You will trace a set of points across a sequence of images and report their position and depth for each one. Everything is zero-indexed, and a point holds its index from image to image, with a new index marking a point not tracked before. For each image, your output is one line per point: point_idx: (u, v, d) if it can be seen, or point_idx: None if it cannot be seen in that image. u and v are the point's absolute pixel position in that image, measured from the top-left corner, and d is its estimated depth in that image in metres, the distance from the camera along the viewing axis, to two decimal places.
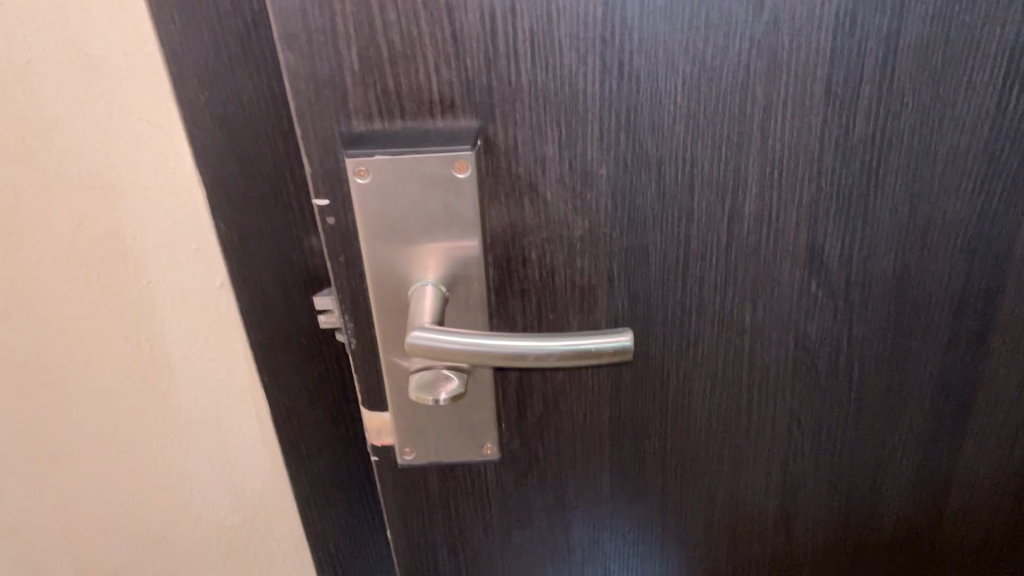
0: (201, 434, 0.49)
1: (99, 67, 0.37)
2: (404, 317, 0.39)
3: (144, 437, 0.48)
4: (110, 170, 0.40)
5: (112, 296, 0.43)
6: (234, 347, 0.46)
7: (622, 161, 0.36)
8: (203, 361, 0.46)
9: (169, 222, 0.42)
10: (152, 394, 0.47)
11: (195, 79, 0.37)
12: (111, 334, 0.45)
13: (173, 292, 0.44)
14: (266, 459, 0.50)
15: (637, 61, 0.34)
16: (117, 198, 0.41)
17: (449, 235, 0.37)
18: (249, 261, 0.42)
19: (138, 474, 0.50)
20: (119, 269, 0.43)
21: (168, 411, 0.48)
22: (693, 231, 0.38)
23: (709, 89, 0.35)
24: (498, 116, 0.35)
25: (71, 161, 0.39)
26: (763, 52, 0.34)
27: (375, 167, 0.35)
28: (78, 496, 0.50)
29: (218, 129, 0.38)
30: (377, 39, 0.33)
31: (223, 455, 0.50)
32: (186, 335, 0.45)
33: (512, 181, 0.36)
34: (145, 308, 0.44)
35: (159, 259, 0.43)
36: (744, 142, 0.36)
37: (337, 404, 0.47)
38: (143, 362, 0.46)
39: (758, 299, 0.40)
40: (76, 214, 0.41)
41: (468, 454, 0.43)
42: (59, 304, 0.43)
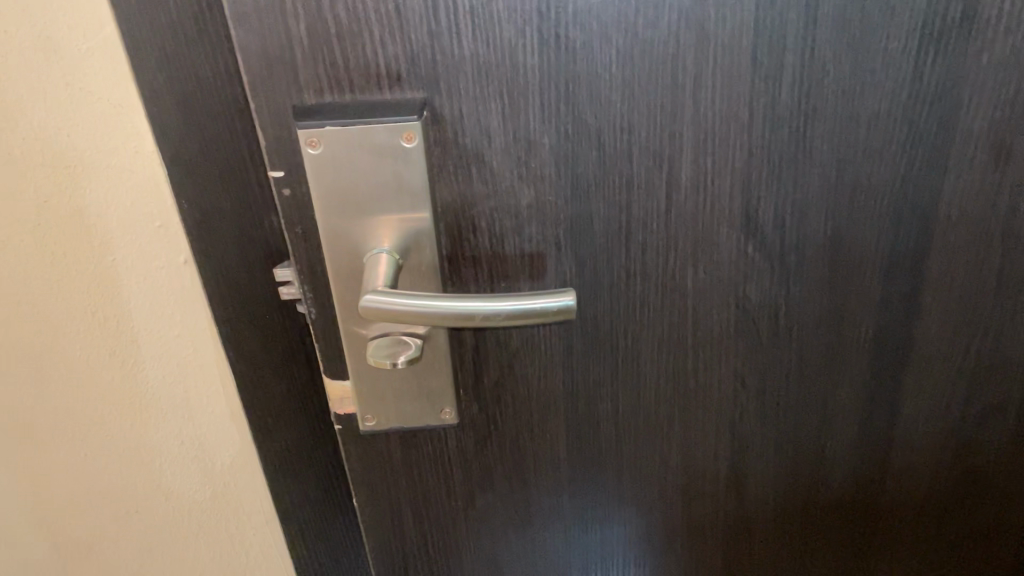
0: (171, 409, 0.50)
1: (61, 50, 0.39)
2: (359, 285, 0.40)
3: (115, 413, 0.50)
4: (74, 151, 0.41)
5: (79, 274, 0.45)
6: (199, 323, 0.47)
7: (563, 131, 0.38)
8: (170, 337, 0.48)
9: (132, 201, 0.43)
10: (122, 370, 0.48)
11: (154, 59, 0.38)
12: (79, 312, 0.46)
13: (138, 270, 0.45)
14: (235, 433, 0.51)
15: (572, 33, 0.36)
16: (81, 178, 0.42)
17: (401, 205, 0.38)
18: (211, 238, 0.43)
19: (110, 449, 0.51)
20: (85, 248, 0.44)
21: (137, 387, 0.49)
22: (634, 198, 0.40)
23: (642, 60, 0.36)
24: (443, 88, 0.36)
25: (36, 141, 0.41)
26: (691, 22, 0.36)
27: (325, 138, 0.36)
28: (52, 472, 0.52)
29: (177, 108, 0.40)
30: (324, 15, 0.34)
31: (193, 430, 0.51)
32: (152, 312, 0.46)
33: (459, 152, 0.38)
34: (111, 286, 0.45)
35: (124, 237, 0.44)
36: (677, 111, 0.38)
37: (302, 377, 0.48)
38: (111, 340, 0.47)
39: (698, 263, 0.42)
40: (42, 193, 0.42)
41: (427, 419, 0.45)
42: (27, 283, 0.45)
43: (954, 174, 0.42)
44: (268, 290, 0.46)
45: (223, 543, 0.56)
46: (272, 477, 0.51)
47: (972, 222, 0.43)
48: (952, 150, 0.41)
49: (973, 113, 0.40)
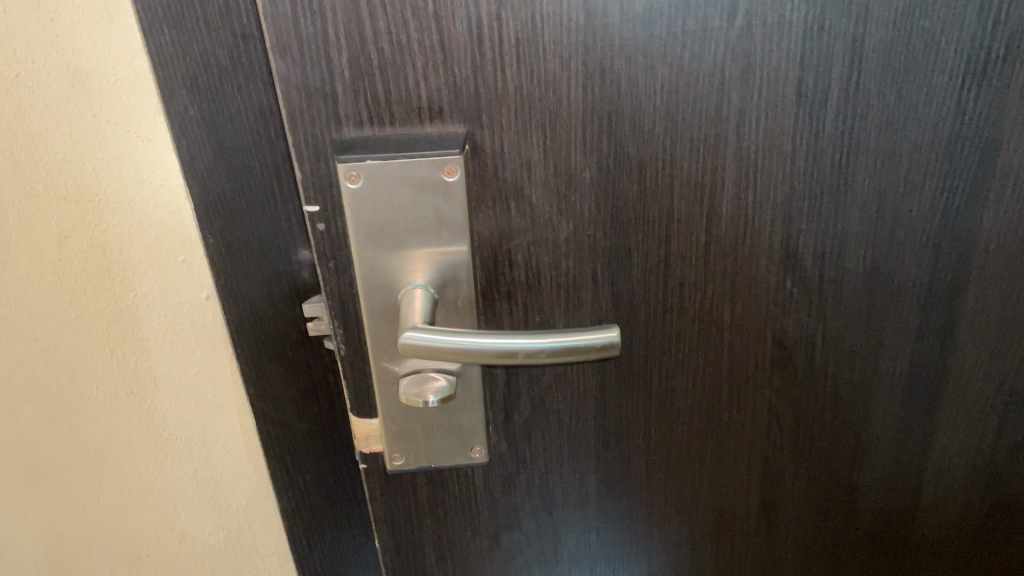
0: (187, 449, 0.49)
1: (88, 81, 0.38)
2: (393, 320, 0.40)
3: (129, 453, 0.48)
4: (98, 184, 0.40)
5: (98, 310, 0.43)
6: (220, 359, 0.46)
7: (605, 164, 0.37)
8: (190, 374, 0.46)
9: (156, 235, 0.42)
10: (138, 409, 0.47)
11: (184, 91, 0.37)
12: (97, 348, 0.45)
13: (160, 306, 0.44)
14: (251, 475, 0.50)
15: (618, 67, 0.35)
16: (104, 211, 0.41)
17: (439, 239, 0.38)
18: (236, 274, 0.42)
19: (123, 491, 0.50)
20: (106, 283, 0.43)
21: (153, 426, 0.48)
22: (673, 231, 0.39)
23: (688, 94, 0.36)
24: (485, 121, 0.36)
25: (60, 173, 0.40)
26: (737, 56, 0.35)
27: (366, 171, 0.35)
28: (65, 509, 0.51)
29: (207, 141, 0.39)
30: (367, 48, 0.34)
31: (209, 471, 0.49)
32: (171, 348, 0.45)
33: (499, 185, 0.38)
34: (132, 322, 0.44)
35: (146, 272, 0.43)
36: (721, 145, 0.37)
37: (326, 415, 0.47)
38: (129, 377, 0.46)
39: (737, 297, 0.42)
40: (64, 228, 0.41)
41: (458, 458, 0.44)
42: (44, 318, 0.44)
43: (992, 208, 0.41)
44: (293, 327, 0.44)
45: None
46: (289, 517, 0.50)
47: (1010, 255, 0.43)
48: (992, 184, 0.41)
49: (1013, 147, 0.40)
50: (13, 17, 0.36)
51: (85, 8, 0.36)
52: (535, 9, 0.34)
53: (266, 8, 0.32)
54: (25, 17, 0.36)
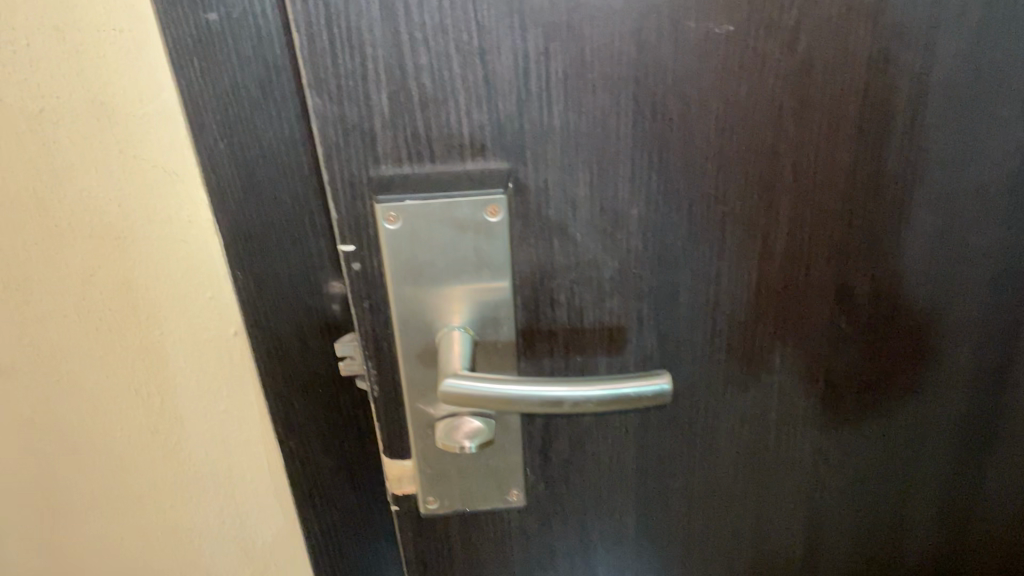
0: (212, 487, 0.47)
1: (115, 115, 0.36)
2: (430, 362, 0.38)
3: (154, 490, 0.48)
4: (124, 220, 0.39)
5: (123, 348, 0.42)
6: (247, 397, 0.44)
7: (654, 201, 0.36)
8: (216, 412, 0.45)
9: (183, 272, 0.40)
10: (163, 447, 0.46)
11: (214, 125, 0.36)
12: (122, 386, 0.44)
13: (186, 344, 0.42)
14: (278, 513, 0.48)
15: (670, 101, 0.33)
16: (131, 249, 0.39)
17: (479, 279, 0.36)
18: (265, 309, 0.40)
19: (148, 526, 0.49)
20: (131, 321, 0.41)
21: (178, 463, 0.46)
22: (723, 269, 0.38)
23: (743, 128, 0.34)
24: (529, 158, 0.34)
25: (85, 210, 0.38)
26: (796, 90, 0.34)
27: (405, 212, 0.34)
28: (90, 543, 0.50)
29: (237, 174, 0.37)
30: (408, 83, 0.32)
31: (235, 509, 0.48)
32: (197, 386, 0.44)
33: (542, 223, 0.36)
34: (158, 360, 0.43)
35: (172, 310, 0.41)
36: (776, 181, 0.36)
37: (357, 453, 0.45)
38: (153, 415, 0.45)
39: (787, 335, 0.40)
40: (88, 266, 0.40)
41: (494, 501, 0.43)
42: (68, 357, 0.42)
43: None
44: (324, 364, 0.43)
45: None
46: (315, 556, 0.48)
47: None
48: None
49: None
50: (38, 51, 0.35)
51: (112, 42, 0.35)
52: (585, 42, 0.32)
53: (304, 42, 0.31)
54: (51, 51, 0.35)
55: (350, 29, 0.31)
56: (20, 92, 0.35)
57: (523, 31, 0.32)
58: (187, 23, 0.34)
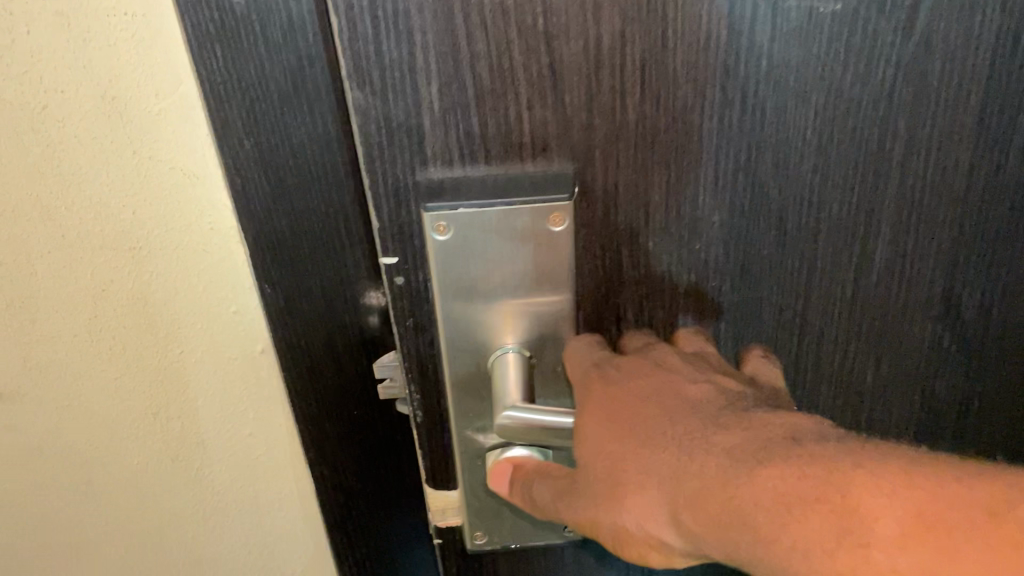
0: (238, 512, 0.44)
1: (127, 112, 0.32)
2: (480, 388, 0.34)
3: (177, 515, 0.44)
4: (139, 229, 0.35)
5: (140, 366, 0.39)
6: (275, 419, 0.41)
7: (739, 207, 0.31)
8: (242, 434, 0.41)
9: (205, 284, 0.36)
10: (186, 471, 0.42)
11: (239, 122, 0.32)
12: (141, 406, 0.40)
13: (209, 362, 0.39)
14: (308, 537, 0.45)
15: (763, 92, 0.29)
16: (147, 260, 0.35)
17: (539, 293, 0.32)
18: (295, 322, 0.37)
19: (171, 552, 0.46)
20: (150, 337, 0.38)
21: (202, 486, 0.43)
22: (814, 282, 0.33)
23: (845, 123, 0.30)
24: (598, 158, 0.30)
25: (96, 218, 0.34)
26: (909, 79, 0.29)
27: (457, 222, 0.30)
28: (107, 569, 0.47)
29: (264, 177, 0.33)
30: (462, 73, 0.28)
31: (263, 533, 0.45)
32: (222, 408, 0.40)
33: (610, 232, 0.32)
34: (179, 378, 0.39)
35: (194, 327, 0.38)
36: (881, 184, 0.31)
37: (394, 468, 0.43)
38: (175, 437, 0.41)
39: (883, 356, 0.35)
40: (101, 279, 0.36)
41: (549, 536, 0.38)
42: (82, 375, 0.39)
43: None
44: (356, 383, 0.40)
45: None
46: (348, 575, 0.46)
47: None
48: None
49: None
50: (40, 37, 0.30)
51: (123, 30, 0.30)
52: (668, 24, 0.27)
53: (343, 27, 0.27)
54: (54, 37, 0.30)
55: (398, 12, 0.27)
56: (19, 86, 0.31)
57: (596, 13, 0.27)
58: (208, 8, 0.29)
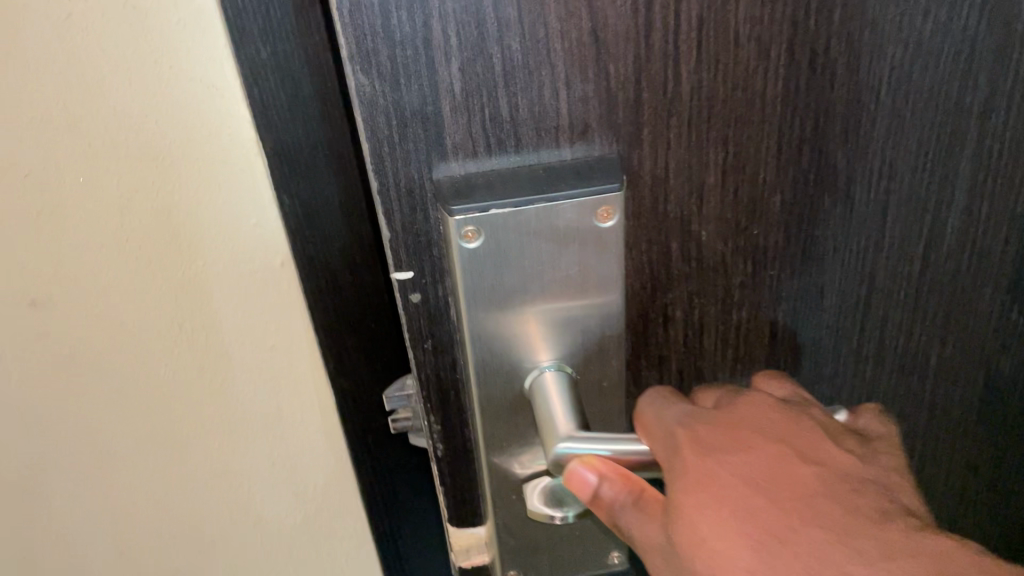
0: (267, 445, 0.40)
1: (147, 22, 0.29)
2: (514, 412, 0.29)
3: (199, 455, 0.40)
4: (158, 136, 0.31)
5: (163, 285, 0.34)
6: (299, 357, 0.37)
7: (802, 182, 0.27)
8: (265, 372, 0.38)
9: (227, 198, 0.32)
10: (211, 400, 0.38)
11: (255, 30, 0.28)
12: (156, 348, 0.36)
13: (230, 292, 0.35)
14: (339, 467, 0.41)
15: (835, 48, 0.25)
16: (163, 177, 0.32)
17: (584, 299, 0.27)
18: (315, 253, 0.33)
19: (196, 493, 0.41)
20: (166, 268, 0.34)
21: (227, 414, 0.39)
22: (881, 262, 0.30)
23: (923, 80, 0.26)
24: (647, 138, 0.25)
25: (110, 126, 0.30)
26: (996, 25, 0.25)
27: (488, 224, 0.25)
28: (127, 535, 0.43)
29: (281, 87, 0.29)
30: (488, 46, 0.23)
31: (292, 465, 0.41)
32: (249, 328, 0.36)
33: (659, 222, 0.27)
34: (198, 312, 0.35)
35: (216, 241, 0.33)
36: (958, 147, 0.27)
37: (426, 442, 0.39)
38: (200, 355, 0.37)
39: (948, 336, 0.32)
40: (120, 184, 0.32)
41: (590, 567, 0.34)
42: (88, 317, 0.35)
43: None
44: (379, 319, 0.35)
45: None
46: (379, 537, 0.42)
47: None
48: None
49: None
50: None
51: None
52: None
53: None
54: None
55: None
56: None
57: None
58: None
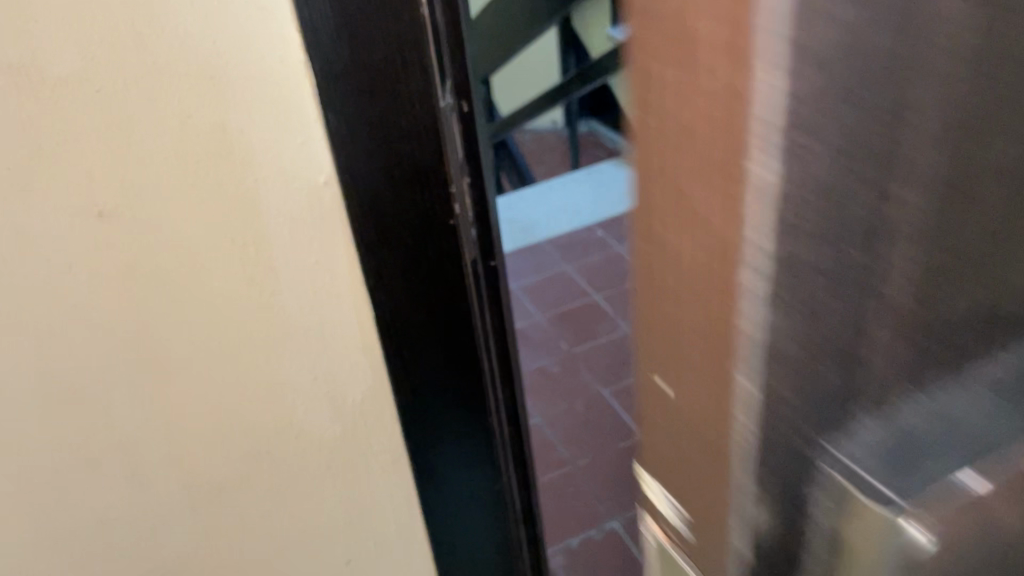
0: (305, 350, 0.38)
1: None
2: None
3: (224, 367, 0.37)
4: (212, 54, 0.30)
5: (202, 204, 0.33)
6: (341, 277, 0.36)
7: None
8: (306, 285, 0.36)
9: (272, 115, 0.32)
10: (248, 325, 0.36)
11: None
12: (213, 265, 0.34)
13: (275, 206, 0.34)
14: (377, 407, 0.41)
15: None
16: (217, 96, 0.31)
17: None
18: (368, 187, 0.34)
19: (227, 444, 0.40)
20: (224, 188, 0.33)
21: (260, 337, 0.37)
22: None
23: None
24: None
25: (176, 60, 0.30)
26: None
27: None
28: (150, 472, 0.40)
29: None
30: None
31: (326, 378, 0.39)
32: (283, 224, 0.34)
33: None
34: (248, 224, 0.34)
35: (262, 156, 0.33)
36: None
37: (468, 244, 0.38)
38: (234, 252, 0.34)
39: None
40: (174, 114, 0.31)
41: None
42: (130, 190, 0.32)
43: None
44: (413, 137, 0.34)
45: (359, 550, 0.47)
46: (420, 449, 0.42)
47: None
48: None
49: None
50: None
51: None
52: None
53: (782, 184, 0.12)
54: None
55: (935, 5, 0.11)
56: None
57: None
58: None
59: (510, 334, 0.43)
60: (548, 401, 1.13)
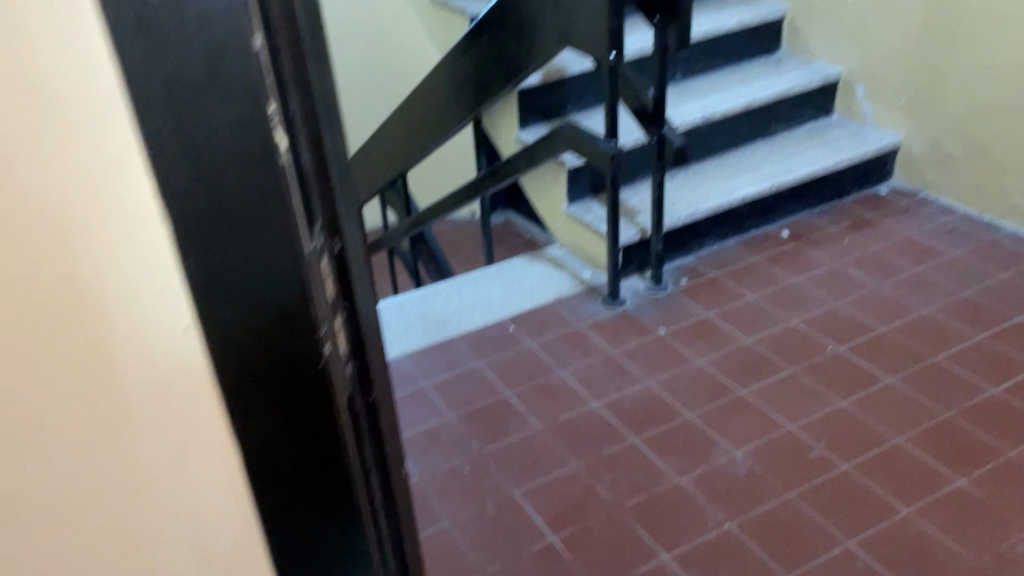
0: (169, 501, 0.37)
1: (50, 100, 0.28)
2: None
3: (81, 527, 0.35)
4: (64, 213, 0.29)
5: (56, 363, 0.31)
6: (206, 424, 0.36)
7: None
8: (168, 434, 0.35)
9: (130, 270, 0.31)
10: (107, 480, 0.35)
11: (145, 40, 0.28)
12: (68, 418, 0.33)
13: (133, 358, 0.33)
14: (248, 552, 0.40)
15: None
16: (69, 254, 0.30)
17: None
18: (231, 332, 0.34)
19: None
20: (79, 346, 0.32)
21: (120, 492, 0.35)
22: None
23: None
24: None
25: (27, 221, 0.29)
26: None
27: None
28: None
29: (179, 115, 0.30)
30: None
31: (191, 528, 0.38)
32: (143, 375, 0.33)
33: None
34: (106, 377, 0.33)
35: (119, 311, 0.32)
36: None
37: (341, 381, 0.38)
38: (89, 407, 0.33)
39: None
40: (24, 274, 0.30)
41: None
42: None
43: None
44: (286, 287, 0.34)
45: None
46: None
47: None
48: None
49: None
50: None
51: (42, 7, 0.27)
52: None
53: None
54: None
55: None
56: None
57: None
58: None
59: (387, 463, 0.43)
60: (458, 503, 1.11)
